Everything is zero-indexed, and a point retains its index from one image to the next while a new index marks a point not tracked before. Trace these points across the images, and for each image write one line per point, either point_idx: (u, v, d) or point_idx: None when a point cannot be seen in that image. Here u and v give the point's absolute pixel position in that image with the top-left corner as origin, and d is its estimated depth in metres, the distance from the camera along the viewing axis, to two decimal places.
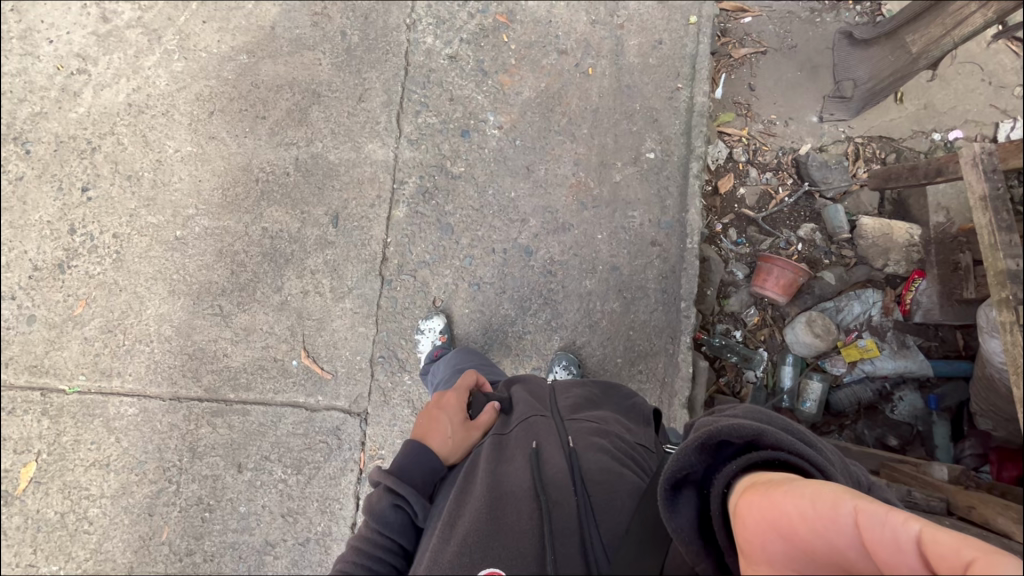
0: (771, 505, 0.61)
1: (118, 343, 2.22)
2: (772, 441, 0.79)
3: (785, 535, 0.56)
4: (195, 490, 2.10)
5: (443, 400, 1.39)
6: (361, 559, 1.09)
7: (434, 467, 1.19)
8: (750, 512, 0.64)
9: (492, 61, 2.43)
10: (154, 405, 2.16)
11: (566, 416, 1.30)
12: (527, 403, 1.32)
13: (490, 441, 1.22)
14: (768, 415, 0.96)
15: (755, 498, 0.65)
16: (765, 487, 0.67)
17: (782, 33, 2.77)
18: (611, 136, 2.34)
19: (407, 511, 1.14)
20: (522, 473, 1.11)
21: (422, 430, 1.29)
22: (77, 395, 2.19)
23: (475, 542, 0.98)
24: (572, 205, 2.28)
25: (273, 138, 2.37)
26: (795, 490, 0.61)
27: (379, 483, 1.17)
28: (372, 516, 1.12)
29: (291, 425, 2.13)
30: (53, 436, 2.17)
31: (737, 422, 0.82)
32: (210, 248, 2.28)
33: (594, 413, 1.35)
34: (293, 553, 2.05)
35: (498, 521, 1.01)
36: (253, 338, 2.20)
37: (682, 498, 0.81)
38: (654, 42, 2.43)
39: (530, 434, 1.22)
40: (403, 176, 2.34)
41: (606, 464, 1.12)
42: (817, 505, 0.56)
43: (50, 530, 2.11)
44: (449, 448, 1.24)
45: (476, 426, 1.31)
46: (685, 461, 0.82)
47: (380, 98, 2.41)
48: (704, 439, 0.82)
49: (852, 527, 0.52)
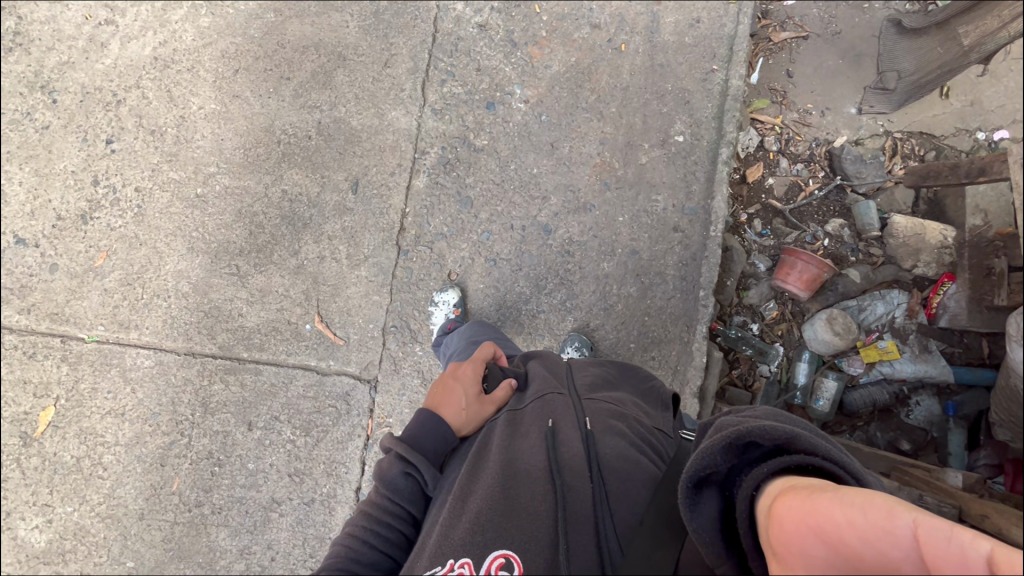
0: (814, 509, 0.59)
1: (137, 296, 2.25)
2: (806, 446, 0.77)
3: (831, 541, 0.54)
4: (206, 445, 2.14)
5: (460, 370, 1.38)
6: (370, 523, 1.10)
7: (446, 437, 1.19)
8: (787, 514, 0.62)
9: (523, 32, 2.36)
10: (169, 358, 2.19)
11: (582, 396, 1.29)
12: (543, 380, 1.32)
13: (504, 417, 1.21)
14: (792, 418, 0.94)
15: (793, 502, 0.64)
16: (802, 493, 0.64)
17: (827, 18, 2.66)
18: (639, 116, 2.28)
19: (417, 479, 1.14)
20: (537, 453, 1.11)
21: (434, 400, 1.28)
22: (96, 344, 2.23)
23: (487, 520, 0.99)
24: (595, 185, 2.24)
25: (297, 100, 2.35)
26: (841, 496, 0.58)
27: (389, 450, 1.16)
28: (382, 482, 1.12)
29: (301, 388, 2.15)
30: (72, 382, 2.22)
31: (772, 425, 0.80)
32: (230, 208, 2.28)
33: (610, 395, 1.33)
34: (298, 512, 2.08)
35: (511, 500, 1.02)
36: (269, 300, 2.21)
37: (704, 496, 0.81)
38: (691, 20, 2.34)
39: (545, 413, 1.21)
40: (425, 146, 2.31)
41: (624, 450, 1.11)
42: (869, 515, 0.54)
43: (66, 473, 2.17)
44: (462, 420, 1.24)
45: (490, 399, 1.30)
46: (711, 460, 0.81)
47: (406, 64, 2.36)
48: (735, 438, 0.81)
49: (911, 541, 0.51)
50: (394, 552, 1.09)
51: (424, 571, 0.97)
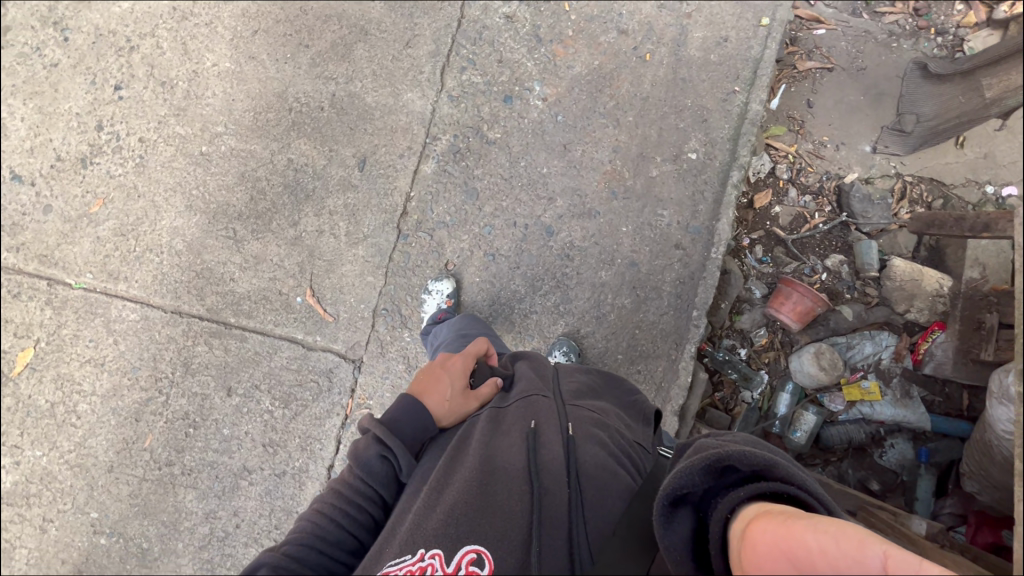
0: (786, 533, 0.59)
1: (129, 248, 2.22)
2: (782, 474, 0.77)
3: (802, 568, 0.54)
4: (183, 405, 2.12)
5: (449, 361, 1.38)
6: (340, 502, 1.07)
7: (426, 426, 1.19)
8: (760, 538, 0.62)
9: (550, 29, 2.35)
10: (156, 314, 2.17)
11: (566, 401, 1.29)
12: (529, 380, 1.32)
13: (487, 414, 1.22)
14: (769, 447, 0.94)
15: (766, 525, 0.64)
16: (775, 516, 0.65)
17: (854, 53, 2.64)
18: (655, 129, 2.27)
19: (392, 464, 1.12)
20: (517, 453, 1.11)
21: (420, 386, 1.28)
22: (82, 291, 2.20)
23: (461, 514, 0.98)
24: (603, 192, 2.23)
25: (313, 69, 2.32)
26: (814, 523, 0.59)
27: (367, 431, 1.14)
28: (357, 462, 1.09)
29: (285, 359, 2.14)
30: (54, 326, 2.19)
31: (751, 451, 0.80)
32: (233, 170, 2.26)
33: (593, 403, 1.33)
34: (267, 483, 2.06)
35: (486, 498, 1.02)
36: (263, 267, 2.19)
37: (678, 516, 0.81)
38: (719, 38, 2.33)
39: (527, 414, 1.21)
40: (437, 132, 2.29)
41: (603, 460, 1.10)
42: (842, 544, 0.54)
43: (39, 416, 2.15)
44: (445, 411, 1.24)
45: (475, 396, 1.29)
46: (688, 480, 0.81)
47: (428, 47, 2.33)
48: (713, 461, 0.81)
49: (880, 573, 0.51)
50: (360, 533, 1.06)
51: (393, 558, 0.96)
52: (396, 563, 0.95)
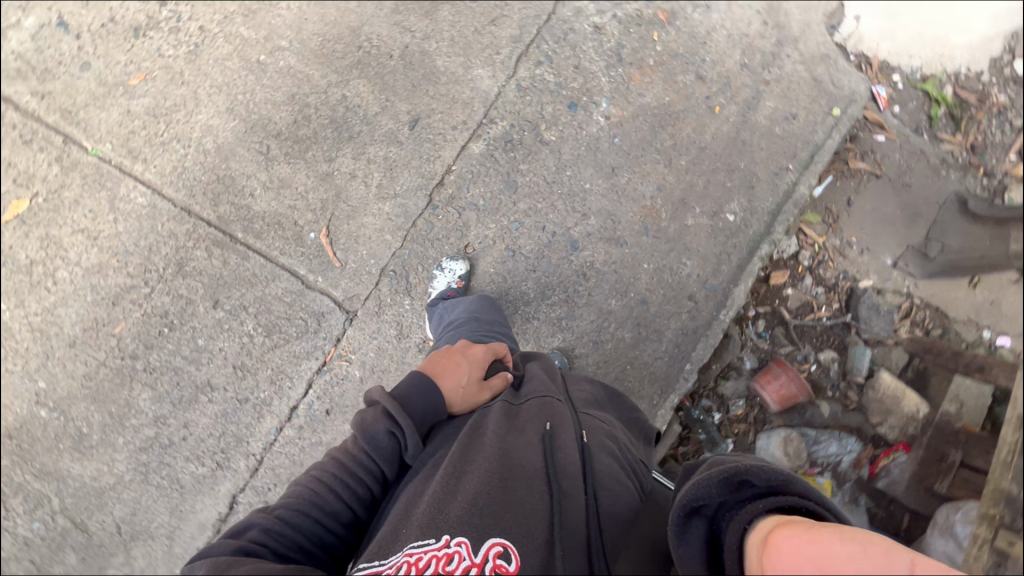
0: (811, 538, 0.65)
1: (157, 132, 2.14)
2: (798, 487, 0.80)
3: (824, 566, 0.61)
4: (164, 303, 2.04)
5: (468, 353, 1.44)
6: (341, 473, 1.08)
7: (437, 409, 1.24)
8: (781, 542, 0.68)
9: (633, 52, 2.38)
10: (164, 206, 2.10)
11: (577, 408, 1.32)
12: (542, 382, 1.35)
13: (501, 407, 1.24)
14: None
15: (790, 534, 0.68)
16: (795, 525, 0.69)
17: (905, 167, 2.67)
18: (702, 181, 2.31)
19: (399, 441, 1.13)
20: (534, 452, 1.11)
21: (436, 371, 1.34)
22: (97, 159, 2.11)
23: (484, 505, 0.97)
24: (636, 225, 2.26)
25: (393, 15, 2.28)
26: (838, 533, 0.65)
27: (378, 404, 1.15)
28: (363, 436, 1.10)
29: (280, 289, 2.08)
30: (57, 185, 2.09)
31: (768, 466, 0.83)
32: (285, 87, 2.20)
33: (600, 414, 1.36)
34: (226, 406, 2.00)
35: (506, 493, 1.00)
36: (286, 192, 2.14)
37: (692, 526, 0.83)
38: (787, 113, 2.40)
39: (542, 414, 1.22)
40: (496, 115, 2.27)
41: (615, 472, 1.13)
42: (865, 549, 0.61)
43: (14, 270, 2.05)
44: (457, 398, 1.29)
45: (487, 388, 1.34)
46: (705, 492, 0.82)
47: (511, 32, 2.34)
48: (730, 476, 0.83)
49: None
50: (356, 507, 1.07)
51: (415, 541, 0.93)
52: (419, 546, 0.92)
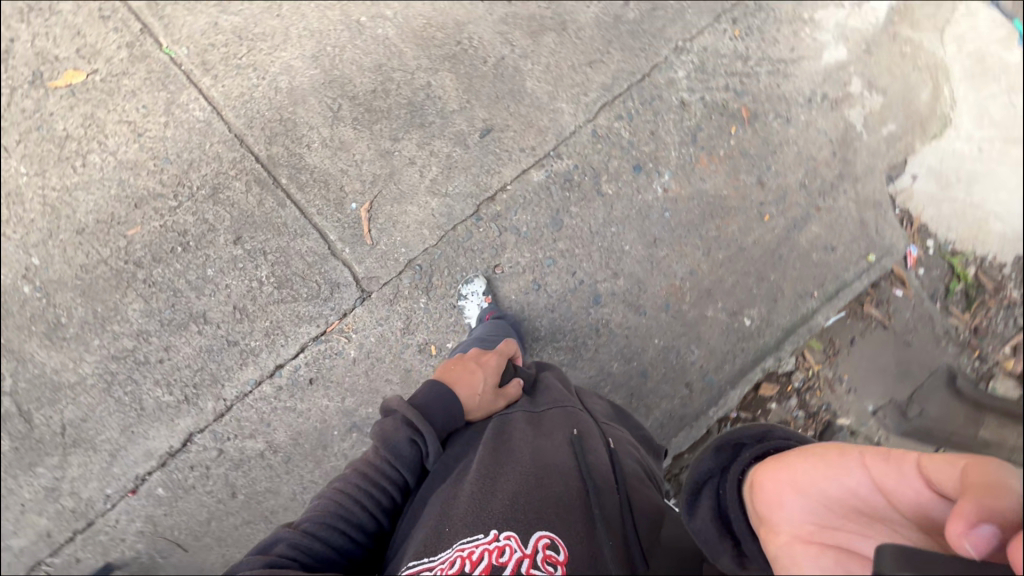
0: (787, 470, 0.82)
1: (236, 53, 2.09)
2: (777, 435, 0.99)
3: (803, 494, 0.78)
4: (187, 222, 1.98)
5: (482, 367, 1.65)
6: (366, 482, 1.22)
7: (455, 414, 1.44)
8: (766, 481, 0.85)
9: (708, 138, 2.45)
10: (219, 127, 2.05)
11: (597, 420, 1.54)
12: (560, 394, 1.57)
13: (524, 415, 1.44)
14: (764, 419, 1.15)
15: (771, 470, 0.85)
16: (774, 460, 0.87)
17: (912, 326, 2.78)
18: (732, 279, 2.38)
19: (419, 449, 1.31)
20: (563, 454, 1.29)
21: (454, 383, 1.55)
22: (167, 59, 2.05)
23: (525, 502, 1.12)
24: (660, 300, 2.31)
25: (500, 24, 2.30)
26: (804, 455, 0.82)
27: (397, 414, 1.33)
28: (385, 445, 1.27)
29: (305, 247, 2.04)
30: (119, 70, 2.02)
31: (749, 427, 1.02)
32: (375, 55, 2.19)
33: (616, 426, 1.59)
34: (212, 343, 1.95)
35: (545, 490, 1.16)
36: (342, 155, 2.11)
37: (701, 498, 0.97)
38: (828, 243, 2.48)
39: (568, 422, 1.42)
40: (564, 152, 2.30)
41: (638, 480, 1.35)
42: (827, 464, 0.78)
43: (45, 137, 1.97)
44: (473, 405, 1.49)
45: (502, 396, 1.54)
46: (705, 467, 0.98)
47: (604, 79, 2.37)
48: (721, 444, 1.00)
49: (860, 474, 0.74)
50: (379, 515, 1.21)
51: (464, 537, 1.05)
52: (469, 541, 1.04)
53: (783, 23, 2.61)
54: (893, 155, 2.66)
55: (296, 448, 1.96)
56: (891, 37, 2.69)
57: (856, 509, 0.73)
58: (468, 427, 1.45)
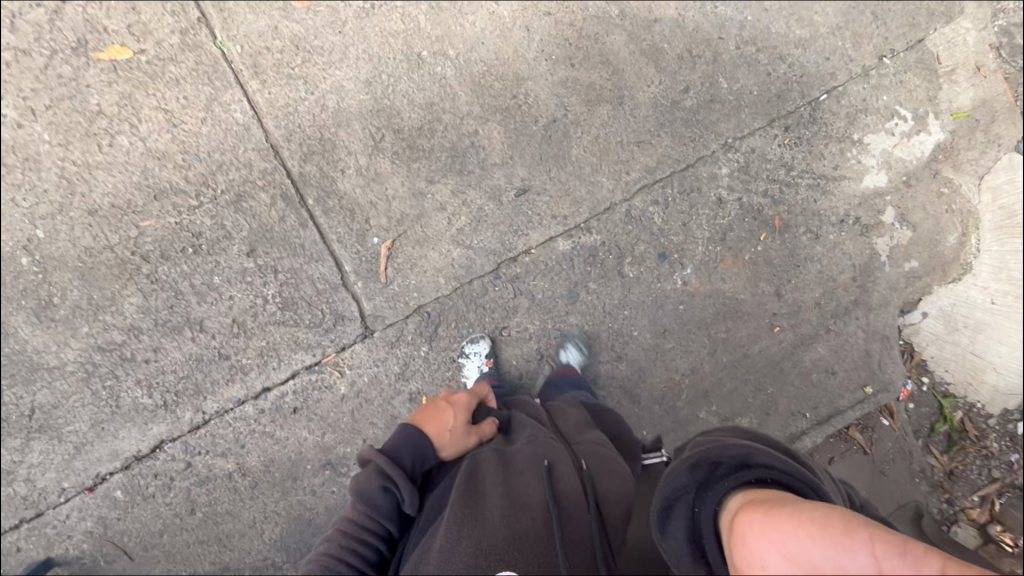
0: (777, 527, 0.74)
1: (290, 62, 2.05)
2: (761, 461, 0.93)
3: (792, 559, 0.70)
4: (204, 225, 1.95)
5: (453, 399, 1.60)
6: (350, 540, 1.26)
7: (426, 455, 1.40)
8: (749, 531, 0.77)
9: (737, 240, 2.44)
10: (257, 134, 2.01)
11: (571, 439, 1.41)
12: (527, 426, 1.49)
13: (495, 453, 1.35)
14: (759, 434, 1.09)
15: (757, 519, 0.77)
16: (764, 509, 0.79)
17: (889, 458, 2.70)
18: (730, 384, 2.38)
19: (394, 495, 1.31)
20: (533, 488, 1.21)
21: (423, 420, 1.50)
22: (220, 54, 2.01)
23: (488, 548, 1.09)
24: (656, 391, 2.32)
25: (558, 87, 2.28)
26: (802, 517, 0.74)
27: (369, 464, 1.34)
28: (360, 499, 1.28)
29: (318, 274, 2.00)
30: (168, 56, 1.98)
31: (731, 446, 0.96)
32: (428, 92, 2.15)
33: (592, 434, 1.45)
34: (205, 353, 1.92)
35: (511, 532, 1.12)
36: (374, 187, 2.07)
37: (673, 516, 0.93)
38: (831, 368, 2.50)
39: (539, 452, 1.31)
40: (595, 227, 2.28)
41: (618, 493, 1.23)
42: (831, 538, 0.70)
43: (76, 109, 1.92)
44: (444, 442, 1.44)
45: (475, 433, 1.49)
46: (679, 482, 0.94)
47: (648, 161, 2.36)
48: (700, 462, 0.95)
49: (866, 559, 0.67)
50: (368, 569, 1.25)
51: None
52: None
53: (833, 139, 2.60)
54: (910, 292, 2.64)
55: (265, 476, 1.92)
56: (933, 174, 2.65)
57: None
58: (442, 468, 1.42)
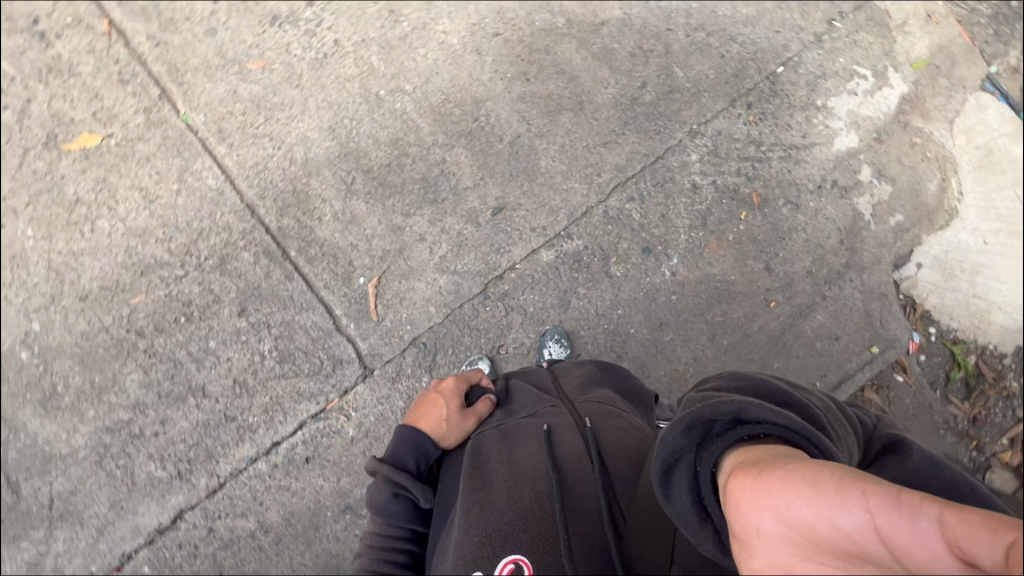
0: (765, 486, 0.66)
1: (253, 123, 2.11)
2: (755, 414, 0.84)
3: (781, 518, 0.62)
4: (192, 292, 1.99)
5: (442, 388, 1.51)
6: (380, 550, 1.26)
7: (426, 450, 1.34)
8: (739, 495, 0.70)
9: (718, 222, 2.46)
10: (231, 197, 2.06)
11: (573, 399, 1.38)
12: (527, 395, 1.43)
13: (495, 429, 1.31)
14: (754, 379, 1.00)
15: (747, 483, 0.70)
16: (754, 470, 0.71)
17: (909, 414, 2.63)
18: (736, 366, 2.37)
19: (408, 497, 1.29)
20: (535, 458, 1.16)
21: (416, 418, 1.42)
22: (184, 126, 2.07)
23: (495, 533, 1.04)
24: (662, 384, 2.31)
25: (517, 103, 2.32)
26: (792, 474, 0.66)
27: (376, 476, 1.32)
28: (377, 511, 1.28)
29: (310, 322, 2.03)
30: (135, 136, 2.04)
31: (721, 402, 0.87)
32: (391, 129, 2.20)
33: (595, 391, 1.43)
34: (211, 417, 1.95)
35: (516, 511, 1.07)
36: (352, 229, 2.11)
37: (673, 482, 0.86)
38: (834, 333, 2.49)
39: (540, 421, 1.27)
40: (575, 232, 2.30)
41: (623, 443, 1.20)
42: (822, 493, 0.61)
43: (55, 202, 1.99)
44: (442, 432, 1.37)
45: (472, 414, 1.41)
46: (675, 445, 0.86)
47: (617, 160, 2.39)
48: (692, 421, 0.86)
49: (859, 510, 0.57)
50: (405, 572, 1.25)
51: None
52: None
53: (797, 109, 2.62)
54: (901, 246, 2.63)
55: (287, 529, 1.92)
56: (903, 126, 2.66)
57: (848, 553, 0.56)
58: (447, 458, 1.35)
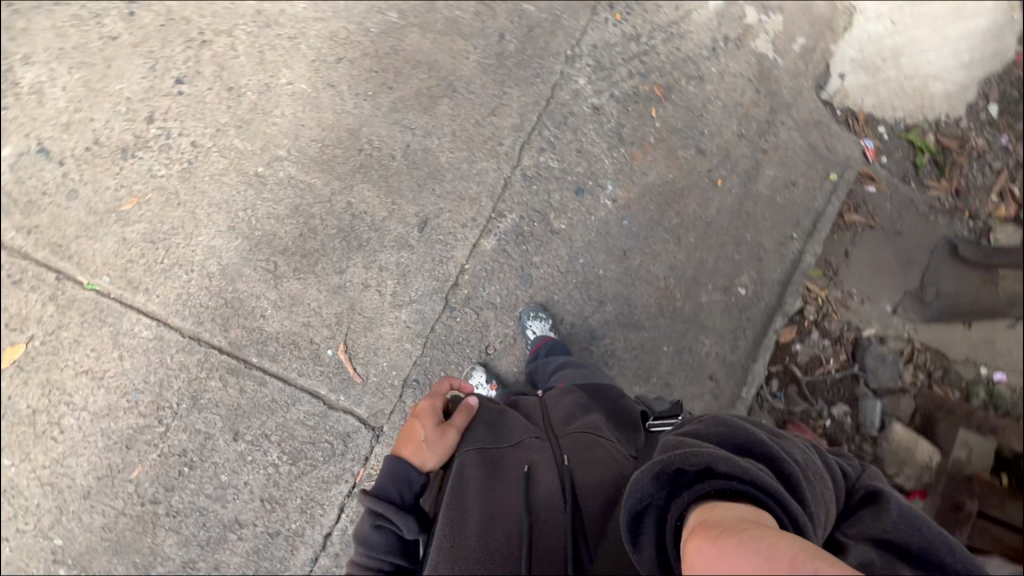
0: (724, 556, 0.71)
1: (156, 259, 2.06)
2: (725, 469, 0.88)
3: None
4: (182, 441, 1.98)
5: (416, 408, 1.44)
6: None
7: (410, 476, 1.26)
8: (700, 562, 0.74)
9: (633, 130, 2.39)
10: (172, 336, 2.02)
11: (559, 433, 1.34)
12: (523, 424, 1.38)
13: (475, 451, 1.27)
14: (734, 422, 1.02)
15: (708, 548, 0.74)
16: (714, 535, 0.75)
17: (896, 216, 2.57)
18: (712, 256, 2.34)
19: (392, 528, 1.18)
20: (513, 497, 1.16)
21: (396, 444, 1.35)
22: (94, 294, 2.02)
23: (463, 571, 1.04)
24: (652, 306, 2.29)
25: (391, 114, 2.25)
26: (751, 544, 0.70)
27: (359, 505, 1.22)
28: (360, 543, 1.18)
29: (302, 414, 2.02)
30: (54, 326, 2.00)
31: (693, 451, 0.91)
32: (287, 200, 2.14)
33: (587, 418, 1.38)
34: (257, 541, 1.96)
35: (486, 549, 1.07)
36: (298, 310, 2.08)
37: (642, 527, 0.92)
38: (789, 181, 2.45)
39: (524, 460, 1.25)
40: (504, 208, 2.25)
41: (598, 475, 1.18)
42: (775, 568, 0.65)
43: (15, 422, 1.97)
44: (425, 452, 1.30)
45: (451, 426, 1.35)
46: (644, 493, 0.91)
47: (512, 120, 2.32)
48: (661, 470, 0.91)
49: None
50: None
51: None
52: None
53: None
54: (814, 68, 2.56)
55: None
56: None
57: None
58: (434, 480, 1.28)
